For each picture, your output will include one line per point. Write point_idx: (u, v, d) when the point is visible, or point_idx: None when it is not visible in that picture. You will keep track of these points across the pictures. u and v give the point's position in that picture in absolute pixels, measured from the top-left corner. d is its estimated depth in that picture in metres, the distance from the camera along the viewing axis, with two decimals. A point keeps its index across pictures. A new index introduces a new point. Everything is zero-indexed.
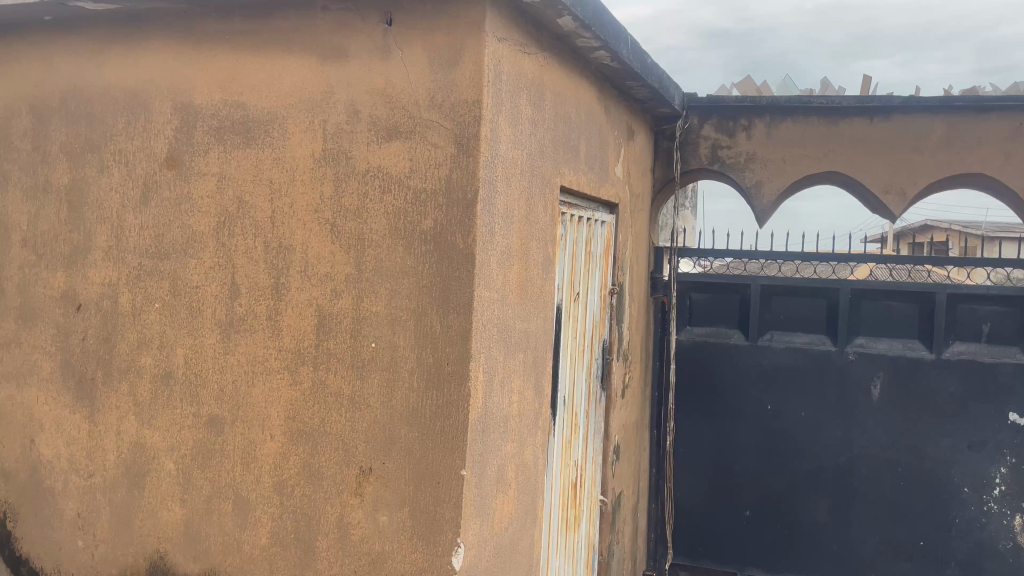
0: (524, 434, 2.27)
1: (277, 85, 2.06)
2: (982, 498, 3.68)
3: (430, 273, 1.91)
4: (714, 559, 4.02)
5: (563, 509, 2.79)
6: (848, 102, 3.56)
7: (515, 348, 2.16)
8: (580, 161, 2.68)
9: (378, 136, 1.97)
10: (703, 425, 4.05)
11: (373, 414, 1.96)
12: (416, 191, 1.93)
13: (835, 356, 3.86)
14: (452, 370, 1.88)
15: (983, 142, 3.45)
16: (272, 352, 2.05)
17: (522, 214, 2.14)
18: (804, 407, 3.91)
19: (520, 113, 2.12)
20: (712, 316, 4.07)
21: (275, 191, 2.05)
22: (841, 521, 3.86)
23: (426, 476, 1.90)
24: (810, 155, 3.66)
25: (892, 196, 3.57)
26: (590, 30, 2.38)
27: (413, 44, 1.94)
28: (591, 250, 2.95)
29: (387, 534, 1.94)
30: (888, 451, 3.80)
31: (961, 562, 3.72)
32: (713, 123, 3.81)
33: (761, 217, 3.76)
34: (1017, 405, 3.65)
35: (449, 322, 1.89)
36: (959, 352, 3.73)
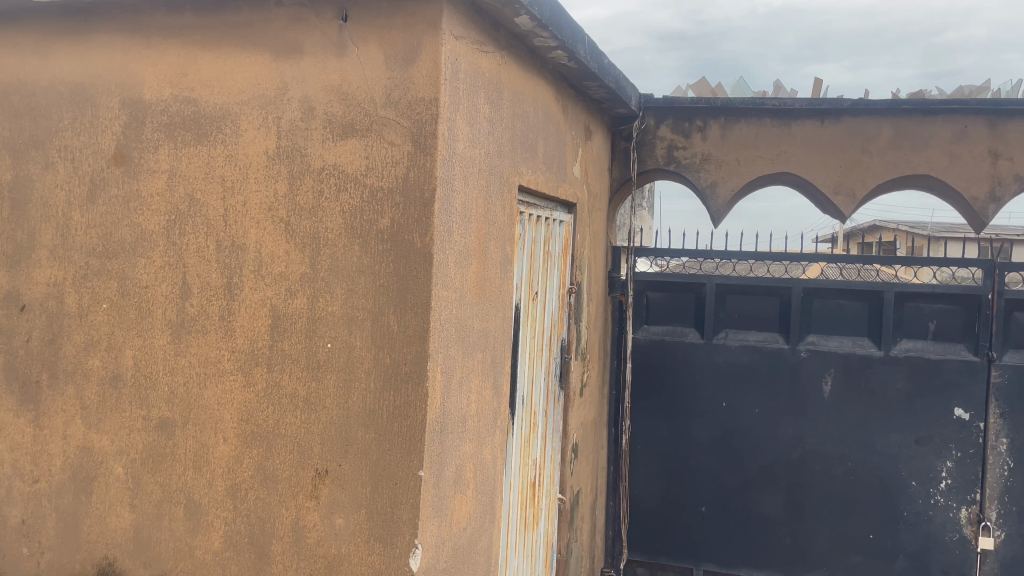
0: (482, 434, 2.20)
1: (230, 81, 2.03)
2: (928, 492, 3.75)
3: (388, 272, 1.89)
4: (670, 555, 4.05)
5: (522, 508, 2.78)
6: (800, 104, 3.62)
7: (473, 348, 2.11)
8: (539, 161, 2.65)
9: (334, 135, 1.95)
10: (660, 422, 4.08)
11: (328, 415, 1.94)
12: (372, 189, 1.91)
13: (788, 354, 3.92)
14: (409, 370, 1.87)
15: (929, 144, 3.52)
16: (225, 353, 2.02)
17: (479, 214, 2.11)
18: (758, 405, 3.96)
19: (477, 112, 2.08)
20: (667, 314, 4.11)
21: (228, 189, 2.03)
22: (794, 516, 3.91)
23: (383, 478, 1.88)
24: (763, 156, 3.71)
25: (843, 197, 3.63)
26: (547, 30, 2.30)
27: (369, 42, 1.92)
28: (549, 249, 2.96)
29: (343, 536, 1.91)
30: (839, 447, 3.86)
31: (909, 555, 3.78)
32: (669, 123, 3.83)
33: (715, 218, 3.80)
34: (963, 400, 3.72)
35: (407, 322, 1.87)
36: (906, 348, 3.80)
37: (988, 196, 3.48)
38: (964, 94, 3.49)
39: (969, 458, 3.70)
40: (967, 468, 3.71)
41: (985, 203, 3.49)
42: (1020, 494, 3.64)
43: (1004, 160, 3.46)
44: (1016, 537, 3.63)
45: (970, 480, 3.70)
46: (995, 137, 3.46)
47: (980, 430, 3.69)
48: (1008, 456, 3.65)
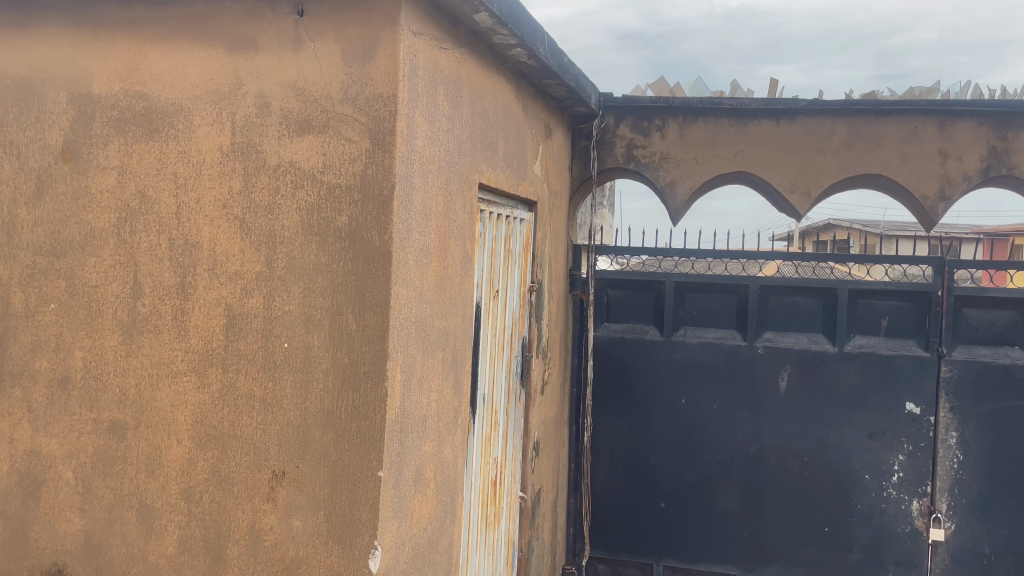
0: (442, 433, 2.19)
1: (183, 75, 1.99)
2: (881, 485, 3.83)
3: (345, 271, 1.87)
4: (631, 551, 4.08)
5: (483, 507, 2.77)
6: (756, 104, 3.67)
7: (433, 346, 2.10)
8: (499, 159, 2.64)
9: (290, 131, 1.92)
10: (621, 419, 4.11)
11: (285, 416, 1.91)
12: (330, 186, 1.89)
13: (745, 350, 3.97)
14: (368, 369, 1.85)
15: (881, 144, 3.60)
16: (178, 353, 1.98)
17: (439, 212, 2.09)
18: (716, 401, 4.00)
19: (436, 108, 2.06)
20: (627, 312, 4.14)
21: (181, 186, 1.98)
22: (751, 510, 3.96)
23: (342, 480, 1.86)
24: (721, 155, 3.75)
25: (798, 196, 3.69)
26: (507, 28, 2.29)
27: (326, 37, 1.90)
28: (510, 247, 2.95)
29: (301, 538, 1.89)
30: (795, 442, 3.92)
31: (863, 547, 3.86)
32: (629, 122, 3.86)
33: (674, 216, 3.83)
34: (914, 395, 3.81)
35: (365, 321, 1.85)
36: (860, 344, 3.88)
37: (938, 196, 3.57)
38: (915, 95, 3.55)
39: (920, 451, 3.79)
40: (918, 461, 3.79)
41: (935, 202, 3.57)
42: (968, 486, 3.74)
43: (953, 160, 3.55)
44: (965, 527, 3.73)
45: (921, 473, 3.79)
46: (945, 138, 3.55)
47: (931, 424, 3.78)
48: (957, 448, 3.75)
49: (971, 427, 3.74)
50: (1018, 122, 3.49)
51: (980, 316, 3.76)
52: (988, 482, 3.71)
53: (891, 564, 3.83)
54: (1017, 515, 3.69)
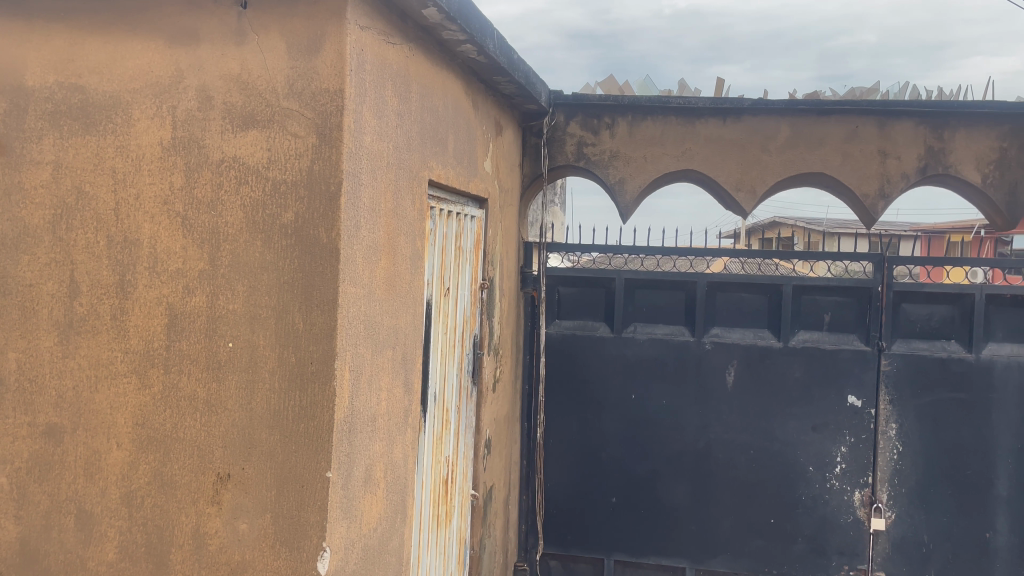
0: (392, 432, 2.17)
1: (121, 68, 1.93)
2: (825, 477, 3.92)
3: (292, 268, 1.84)
4: (582, 547, 4.11)
5: (434, 506, 2.75)
6: (703, 103, 3.71)
7: (382, 345, 2.08)
8: (449, 155, 2.62)
9: (233, 125, 1.88)
10: (571, 415, 4.13)
11: (229, 417, 1.87)
12: (275, 182, 1.86)
13: (693, 346, 4.03)
14: (316, 369, 1.82)
15: (824, 143, 3.68)
16: (118, 354, 1.92)
17: (388, 208, 2.07)
18: (665, 396, 4.05)
19: (385, 104, 2.04)
20: (578, 309, 4.16)
21: (120, 181, 1.92)
22: (700, 504, 4.02)
23: (289, 481, 1.83)
24: (669, 154, 3.79)
25: (744, 194, 3.75)
26: (456, 24, 2.28)
27: (270, 30, 1.86)
28: (460, 244, 2.94)
29: (247, 542, 1.85)
30: (741, 435, 3.99)
31: (808, 537, 3.94)
32: (578, 120, 3.87)
33: (623, 213, 3.86)
34: (855, 388, 3.91)
35: (313, 319, 1.83)
36: (803, 339, 3.97)
37: (878, 194, 3.66)
38: (856, 95, 3.64)
39: (861, 442, 3.89)
40: (859, 452, 3.89)
41: (875, 200, 3.66)
42: (908, 476, 3.85)
43: (892, 159, 3.65)
44: (905, 516, 3.85)
45: (862, 464, 3.89)
46: (884, 137, 3.64)
47: (872, 416, 3.89)
48: (897, 440, 3.86)
49: (910, 419, 3.85)
50: (953, 122, 3.60)
51: (918, 311, 3.88)
52: (926, 473, 3.83)
53: (835, 554, 3.92)
54: (953, 503, 3.81)
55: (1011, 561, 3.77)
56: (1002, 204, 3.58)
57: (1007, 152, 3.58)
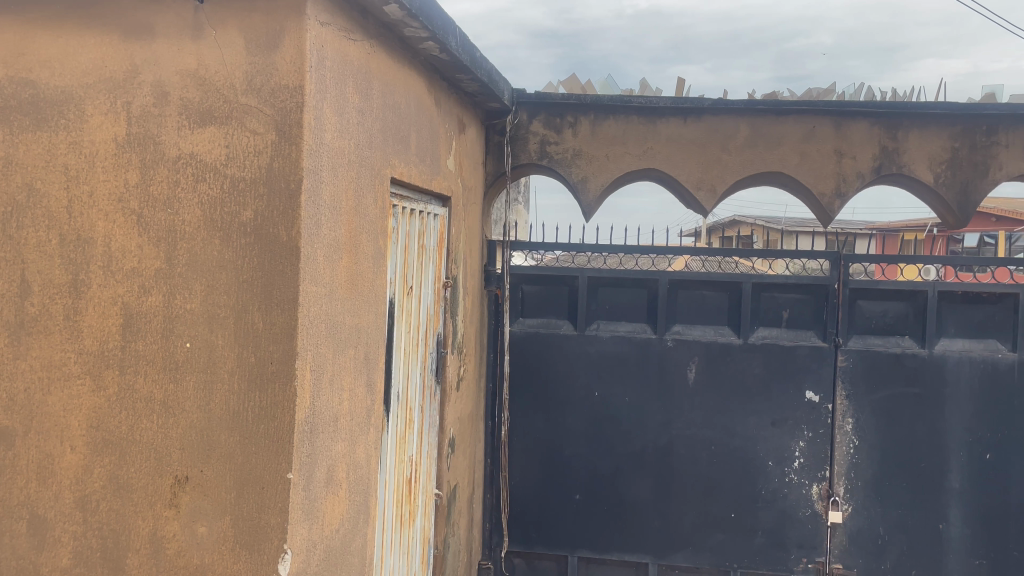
0: (354, 432, 2.15)
1: (73, 62, 1.88)
2: (784, 471, 3.98)
3: (251, 266, 1.82)
4: (546, 544, 4.12)
5: (398, 506, 2.73)
6: (664, 102, 3.74)
7: (344, 344, 2.06)
8: (411, 152, 2.61)
9: (190, 121, 1.85)
10: (535, 413, 4.14)
11: (187, 419, 1.84)
12: (234, 180, 1.83)
13: (655, 343, 4.06)
14: (276, 369, 1.80)
15: (782, 143, 3.74)
16: (71, 356, 1.88)
17: (349, 206, 2.05)
18: (628, 393, 4.08)
19: (346, 101, 2.02)
20: (541, 307, 4.17)
21: (73, 178, 1.88)
22: (662, 500, 4.06)
23: (249, 482, 1.81)
24: (631, 152, 3.82)
25: (705, 192, 3.80)
26: (418, 21, 2.26)
27: (229, 24, 1.83)
28: (423, 242, 2.92)
29: (206, 545, 1.83)
30: (703, 431, 4.04)
31: (767, 532, 3.99)
32: (541, 119, 3.87)
33: (586, 212, 3.88)
34: (813, 384, 3.98)
35: (272, 319, 1.81)
36: (763, 336, 4.03)
37: (834, 193, 3.73)
38: (813, 95, 3.70)
39: (819, 437, 3.96)
40: (817, 447, 3.96)
41: (832, 199, 3.73)
42: (864, 469, 3.93)
43: (848, 159, 3.72)
44: (861, 509, 3.93)
45: (820, 458, 3.96)
46: (840, 137, 3.71)
47: (829, 411, 3.96)
48: (853, 434, 3.94)
49: (866, 414, 3.94)
50: (906, 123, 3.68)
51: (873, 307, 3.97)
52: (882, 466, 3.92)
53: (794, 547, 3.98)
54: (908, 496, 3.90)
55: (963, 552, 3.88)
56: (954, 203, 3.67)
57: (958, 152, 3.67)
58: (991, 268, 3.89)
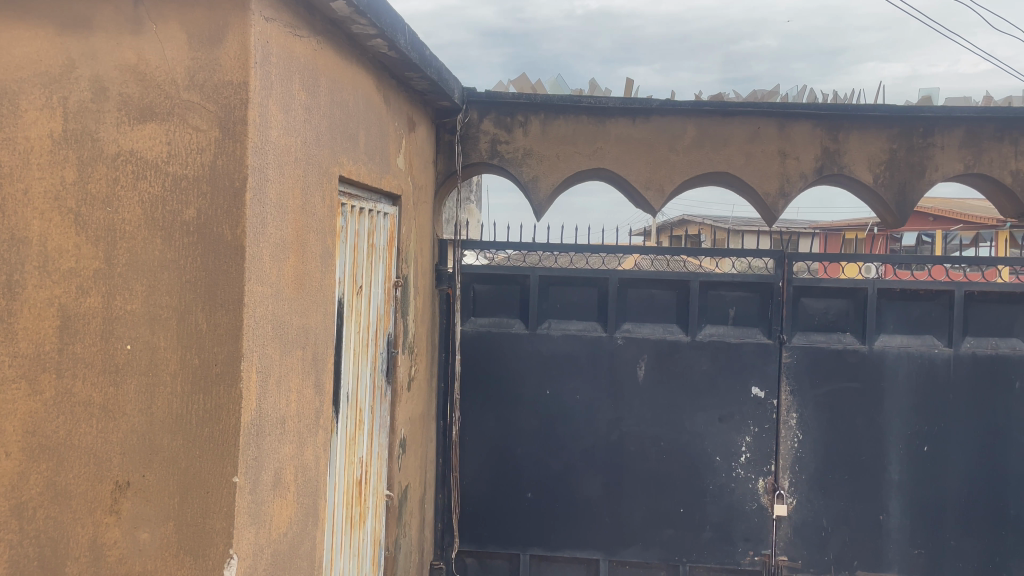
0: (303, 434, 2.12)
1: (6, 55, 1.82)
2: (731, 466, 4.05)
3: (195, 265, 1.78)
4: (498, 543, 4.13)
5: (347, 508, 2.70)
6: (613, 103, 3.77)
7: (291, 345, 2.03)
8: (359, 151, 2.58)
9: (130, 118, 1.80)
10: (486, 412, 4.14)
11: (127, 423, 1.79)
12: (176, 177, 1.79)
13: (605, 341, 4.10)
14: (221, 371, 1.77)
15: (728, 143, 3.81)
16: (6, 359, 1.81)
17: (296, 204, 2.02)
18: (578, 391, 4.11)
19: (292, 99, 1.99)
20: (493, 306, 4.18)
21: (6, 175, 1.81)
22: (612, 497, 4.09)
23: (193, 486, 1.77)
24: (581, 152, 3.85)
25: (653, 192, 3.84)
26: (365, 18, 2.24)
27: (170, 18, 1.79)
28: (373, 242, 2.90)
29: (149, 552, 1.78)
30: (652, 428, 4.09)
31: (715, 526, 4.06)
32: (491, 118, 3.87)
33: (537, 211, 3.89)
34: (759, 380, 4.05)
35: (216, 320, 1.77)
36: (710, 333, 4.09)
37: (778, 193, 3.80)
38: (757, 97, 3.76)
39: (765, 432, 4.04)
40: (762, 442, 4.04)
41: (776, 199, 3.81)
42: (807, 463, 4.03)
43: (792, 160, 3.80)
44: (805, 502, 4.03)
45: (765, 453, 4.04)
46: (784, 138, 3.79)
47: (774, 406, 4.04)
48: (797, 429, 4.03)
49: (809, 408, 4.03)
50: (847, 125, 3.78)
51: (816, 304, 4.07)
52: (824, 460, 4.02)
53: (740, 540, 4.05)
54: (849, 488, 4.01)
55: (902, 541, 3.99)
56: (892, 203, 3.78)
57: (897, 154, 3.78)
58: (927, 266, 4.02)
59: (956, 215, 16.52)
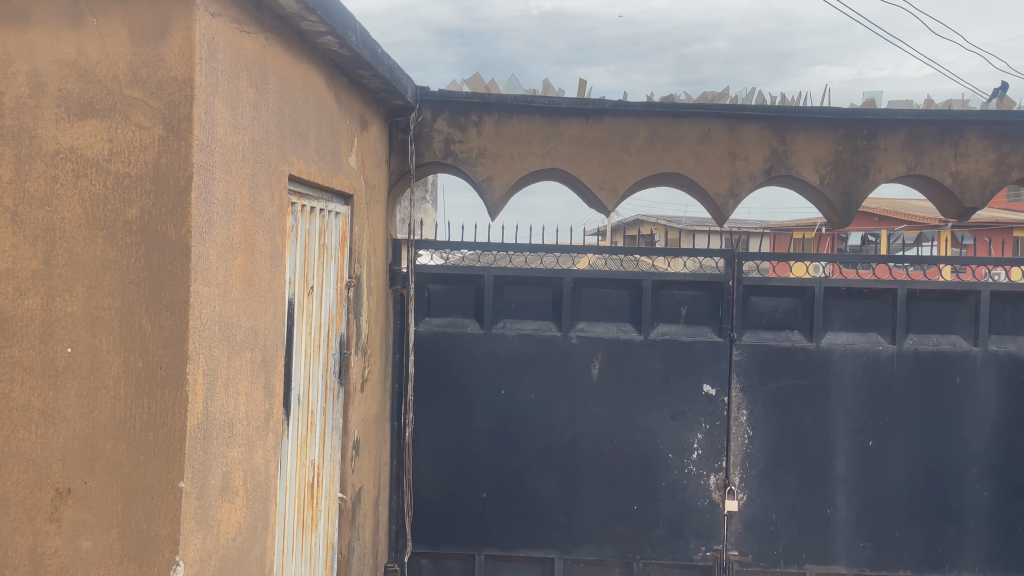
0: (252, 438, 2.09)
1: None
2: (683, 463, 4.10)
3: (138, 266, 1.74)
4: (453, 543, 4.12)
5: (299, 511, 2.67)
6: (566, 103, 3.79)
7: (239, 347, 1.99)
8: (310, 150, 2.55)
9: (69, 114, 1.75)
10: (441, 412, 4.13)
11: (69, 428, 1.74)
12: (118, 176, 1.75)
13: (560, 341, 4.11)
14: (166, 373, 1.73)
15: (679, 144, 3.86)
16: None
17: (244, 203, 1.98)
18: (533, 391, 4.12)
19: (239, 96, 1.96)
20: (447, 306, 4.17)
21: None
22: (567, 495, 4.11)
23: (137, 493, 1.73)
24: (535, 152, 3.86)
25: (606, 192, 3.87)
26: (315, 15, 2.21)
27: (111, 13, 1.75)
28: (325, 241, 2.87)
29: (92, 560, 1.74)
30: (606, 426, 4.12)
31: (668, 522, 4.11)
32: (445, 117, 3.86)
33: (491, 211, 3.89)
34: (711, 378, 4.11)
35: (161, 322, 1.73)
36: (662, 332, 4.14)
37: (728, 193, 3.86)
38: (708, 99, 3.82)
39: (716, 429, 4.10)
40: (714, 439, 4.10)
41: (726, 199, 3.86)
42: (757, 459, 4.10)
43: (741, 161, 3.86)
44: (755, 497, 4.10)
45: (717, 449, 4.10)
46: (733, 140, 3.86)
47: (725, 403, 4.10)
48: (747, 425, 4.10)
49: (759, 405, 4.10)
50: (794, 127, 3.86)
51: (765, 303, 4.15)
52: (774, 455, 4.10)
53: (692, 536, 4.10)
54: (798, 483, 4.09)
55: (849, 534, 4.09)
56: (838, 203, 3.87)
57: (842, 155, 3.87)
58: (872, 265, 4.12)
59: (898, 215, 17.03)
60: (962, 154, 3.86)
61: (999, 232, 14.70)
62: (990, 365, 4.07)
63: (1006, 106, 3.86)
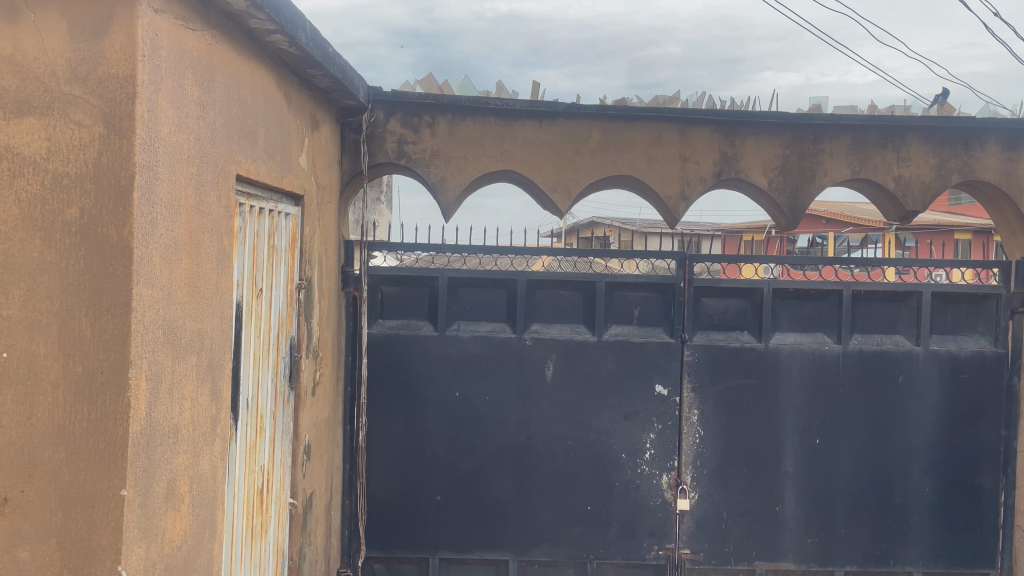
0: (198, 443, 2.05)
1: None
2: (635, 462, 4.14)
3: (78, 268, 1.69)
4: (406, 547, 4.09)
5: (248, 517, 2.62)
6: (519, 105, 3.79)
7: (185, 351, 1.95)
8: (259, 149, 2.51)
9: (4, 111, 1.69)
10: (394, 415, 4.09)
11: (4, 436, 1.68)
12: (56, 175, 1.70)
13: (514, 342, 4.12)
14: (106, 380, 1.68)
15: (631, 147, 3.89)
16: None
17: (189, 204, 1.94)
18: (487, 392, 4.11)
19: (185, 94, 1.91)
20: (400, 308, 4.14)
21: None
22: (521, 497, 4.11)
23: (77, 501, 1.68)
24: (488, 154, 3.85)
25: (560, 194, 3.89)
26: (264, 13, 2.17)
27: (49, 7, 1.70)
28: (274, 243, 2.82)
29: (29, 571, 1.69)
30: (560, 427, 4.13)
31: (621, 522, 4.14)
32: (398, 118, 3.83)
33: (444, 212, 3.87)
34: (663, 377, 4.16)
35: (101, 326, 1.68)
36: (615, 333, 4.17)
37: (679, 196, 3.91)
38: (659, 103, 3.86)
39: (668, 428, 4.15)
40: (666, 438, 4.15)
41: (677, 202, 3.92)
42: (708, 458, 4.16)
43: (691, 163, 3.92)
44: (706, 496, 4.15)
45: (669, 449, 4.15)
46: (684, 143, 3.90)
47: (677, 403, 4.15)
48: (699, 425, 4.15)
49: (710, 405, 4.16)
50: (743, 131, 3.92)
51: (715, 304, 4.21)
52: (724, 454, 4.16)
53: (645, 535, 4.14)
54: (748, 481, 4.16)
55: (797, 531, 4.17)
56: (785, 206, 3.94)
57: (790, 159, 3.94)
58: (819, 267, 4.21)
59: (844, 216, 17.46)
60: (904, 159, 3.97)
61: (938, 233, 15.20)
62: (931, 364, 4.18)
63: (946, 112, 3.98)
